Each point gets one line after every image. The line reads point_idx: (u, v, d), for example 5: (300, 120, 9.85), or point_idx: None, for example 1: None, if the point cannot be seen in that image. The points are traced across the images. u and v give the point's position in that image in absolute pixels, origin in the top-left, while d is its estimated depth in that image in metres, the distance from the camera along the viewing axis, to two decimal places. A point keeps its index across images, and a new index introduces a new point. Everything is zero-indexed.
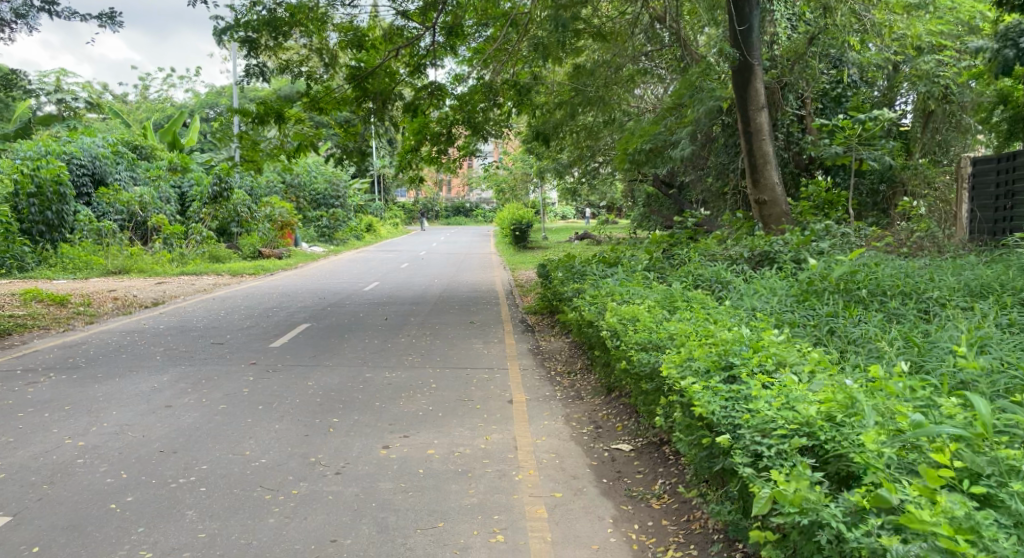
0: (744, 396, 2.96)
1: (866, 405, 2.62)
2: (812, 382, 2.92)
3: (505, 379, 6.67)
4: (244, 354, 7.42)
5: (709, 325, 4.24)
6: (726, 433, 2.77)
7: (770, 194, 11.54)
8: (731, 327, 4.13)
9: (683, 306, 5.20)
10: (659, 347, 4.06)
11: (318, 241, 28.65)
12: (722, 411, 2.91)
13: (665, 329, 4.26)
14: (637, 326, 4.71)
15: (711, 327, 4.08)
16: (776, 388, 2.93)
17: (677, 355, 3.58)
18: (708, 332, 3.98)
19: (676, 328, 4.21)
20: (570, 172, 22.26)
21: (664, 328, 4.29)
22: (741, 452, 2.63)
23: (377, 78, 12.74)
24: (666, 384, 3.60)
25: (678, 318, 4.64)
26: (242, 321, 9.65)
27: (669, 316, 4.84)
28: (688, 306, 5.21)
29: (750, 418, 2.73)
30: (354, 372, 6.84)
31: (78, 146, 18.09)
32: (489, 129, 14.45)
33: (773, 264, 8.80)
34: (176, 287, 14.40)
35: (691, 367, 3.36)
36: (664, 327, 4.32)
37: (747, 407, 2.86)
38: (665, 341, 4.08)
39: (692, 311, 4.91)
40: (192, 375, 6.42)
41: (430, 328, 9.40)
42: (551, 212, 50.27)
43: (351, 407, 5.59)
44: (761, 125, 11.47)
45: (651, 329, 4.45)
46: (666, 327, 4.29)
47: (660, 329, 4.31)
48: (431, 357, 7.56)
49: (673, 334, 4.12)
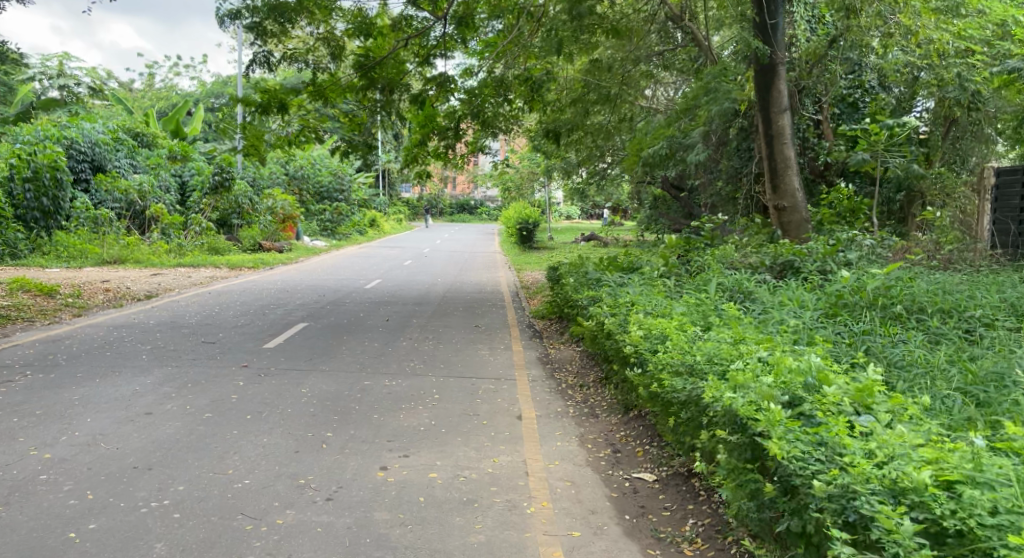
0: (822, 442, 2.48)
1: (990, 472, 2.14)
2: (903, 429, 2.45)
3: (513, 391, 6.24)
4: (236, 355, 6.98)
5: (756, 349, 3.77)
6: (805, 490, 2.29)
7: (790, 200, 11.08)
8: (777, 351, 3.69)
9: (717, 323, 4.75)
10: (700, 371, 3.60)
11: (320, 234, 28.23)
12: (798, 459, 2.42)
13: (706, 350, 3.80)
14: (668, 344, 4.26)
15: (756, 351, 3.63)
16: (864, 435, 2.45)
17: (725, 383, 3.11)
18: (758, 359, 3.52)
19: (721, 350, 3.75)
20: (578, 171, 21.86)
21: (707, 348, 3.82)
22: (832, 519, 2.15)
23: (386, 66, 12.43)
24: (711, 416, 3.14)
25: (716, 336, 4.18)
26: (236, 318, 9.21)
27: (704, 334, 4.38)
28: (721, 324, 4.76)
29: (838, 473, 2.26)
30: (352, 378, 6.41)
31: (78, 131, 17.74)
32: (499, 124, 14.09)
33: (797, 275, 8.35)
34: (172, 279, 14.00)
35: (745, 398, 2.89)
36: (703, 347, 3.87)
37: (832, 457, 2.37)
38: (709, 364, 3.62)
39: (728, 328, 4.46)
40: (178, 378, 5.98)
41: (433, 331, 9.00)
42: (557, 212, 49.91)
43: (346, 419, 5.16)
44: (782, 128, 11.01)
45: (688, 349, 3.98)
46: (708, 347, 3.83)
47: (700, 350, 3.85)
48: (434, 365, 7.13)
49: (719, 357, 3.66)
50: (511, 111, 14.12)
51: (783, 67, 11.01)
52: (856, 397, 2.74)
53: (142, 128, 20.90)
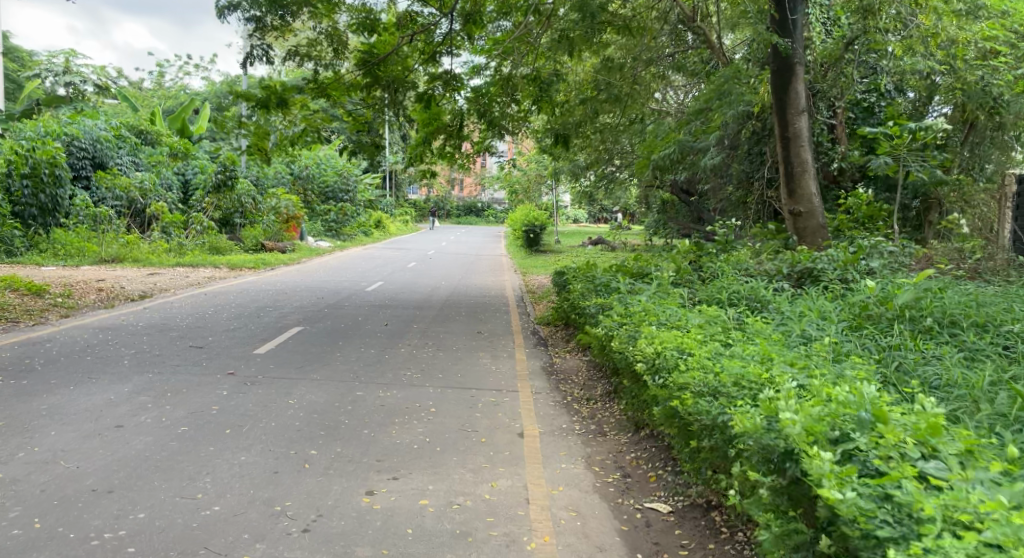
0: (886, 496, 2.14)
1: None
2: (985, 482, 2.11)
3: (516, 405, 5.84)
4: (223, 362, 6.61)
5: (789, 371, 3.39)
6: None
7: (807, 205, 10.66)
8: (811, 374, 3.29)
9: (741, 337, 4.36)
10: (725, 396, 3.21)
11: (324, 235, 27.91)
12: (867, 523, 2.07)
13: (733, 369, 3.43)
14: (687, 362, 3.87)
15: (787, 374, 3.24)
16: (941, 490, 2.09)
17: (758, 414, 2.72)
18: (793, 383, 3.15)
19: (749, 370, 3.37)
20: (586, 174, 21.47)
21: (733, 368, 3.45)
22: None
23: (390, 64, 12.10)
24: (742, 451, 2.75)
25: (742, 353, 3.80)
26: (229, 321, 8.84)
27: (727, 351, 4.00)
28: (745, 339, 4.37)
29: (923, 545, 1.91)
30: (344, 388, 6.02)
31: (79, 127, 17.52)
32: (506, 124, 13.71)
33: (817, 284, 7.92)
34: (169, 279, 13.66)
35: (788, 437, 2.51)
36: (728, 366, 3.49)
37: (909, 523, 2.02)
38: (736, 386, 3.25)
39: (753, 344, 4.07)
40: (157, 386, 5.61)
41: (434, 337, 8.62)
42: (564, 215, 49.48)
43: (334, 435, 4.77)
44: (800, 130, 10.59)
45: (711, 366, 3.61)
46: (734, 366, 3.46)
47: (725, 369, 3.47)
48: (432, 374, 6.72)
49: (747, 379, 3.28)
50: (519, 111, 13.74)
51: (801, 66, 10.57)
52: (920, 435, 2.37)
53: (145, 125, 20.60)
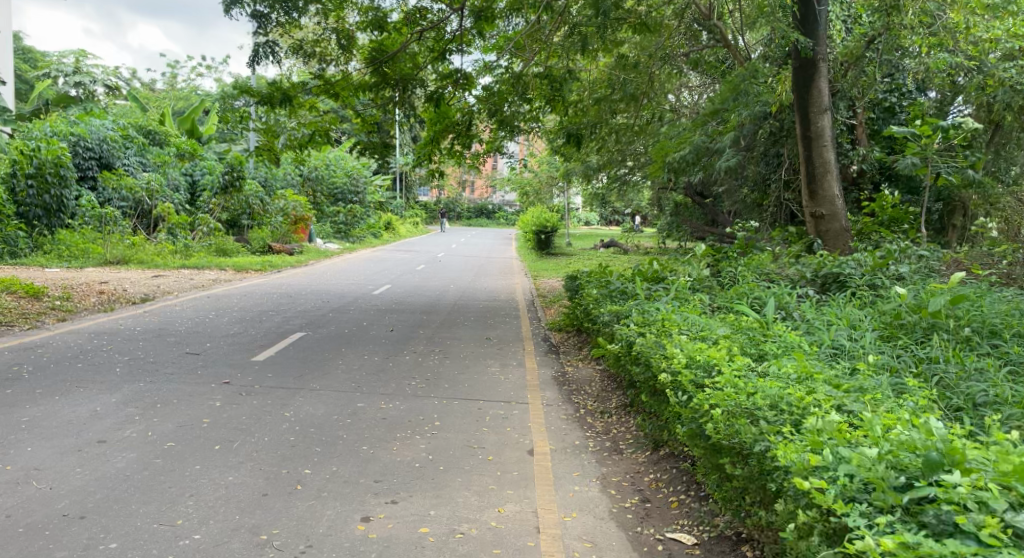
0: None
1: None
2: None
3: (526, 418, 5.51)
4: (219, 370, 6.30)
5: (835, 397, 3.10)
6: None
7: (829, 207, 10.27)
8: (857, 403, 2.97)
9: (775, 352, 4.04)
10: (763, 424, 2.91)
11: (333, 238, 27.67)
12: None
13: (771, 392, 3.16)
14: (716, 380, 3.54)
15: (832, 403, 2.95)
16: None
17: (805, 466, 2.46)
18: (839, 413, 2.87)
19: (792, 394, 3.09)
20: (598, 176, 21.09)
21: (772, 389, 3.18)
22: None
23: (399, 63, 11.72)
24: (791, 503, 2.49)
25: (779, 372, 3.51)
26: (230, 326, 8.56)
27: (762, 368, 3.70)
28: (779, 355, 4.05)
29: None
30: (344, 400, 5.70)
31: (86, 127, 17.42)
32: (516, 124, 13.36)
33: (843, 290, 7.53)
34: (173, 281, 13.42)
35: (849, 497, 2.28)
36: (766, 387, 3.22)
37: None
38: (775, 413, 2.98)
39: (787, 361, 3.73)
40: (147, 396, 5.30)
41: (440, 343, 8.29)
42: (575, 218, 49.06)
43: (330, 452, 4.46)
44: (822, 130, 10.21)
45: (746, 385, 3.33)
46: (772, 387, 3.18)
47: (761, 389, 3.20)
48: (437, 384, 6.38)
49: (789, 405, 3.01)
50: (530, 111, 13.42)
51: (825, 63, 10.18)
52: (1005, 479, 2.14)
53: (153, 126, 20.42)
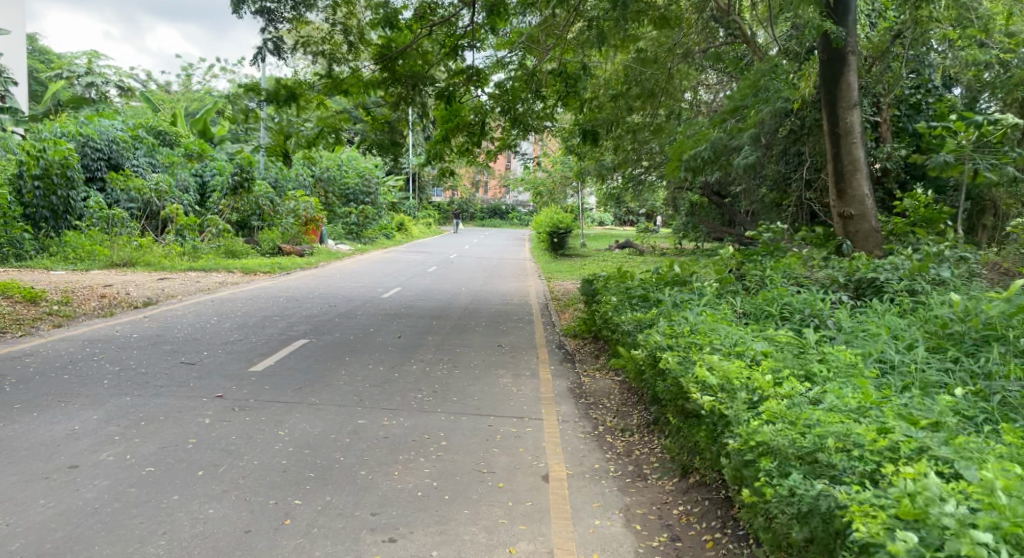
0: None
1: None
2: None
3: (540, 436, 5.10)
4: (213, 382, 5.91)
5: (913, 437, 2.67)
6: None
7: (858, 207, 9.76)
8: (944, 448, 2.56)
9: (824, 373, 3.62)
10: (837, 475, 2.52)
11: (345, 239, 27.34)
12: None
13: (834, 432, 2.75)
14: (761, 411, 3.13)
15: (919, 449, 2.56)
16: None
17: (905, 524, 2.12)
18: (931, 460, 2.49)
19: (861, 435, 2.68)
20: (613, 175, 20.61)
21: (836, 428, 2.76)
22: None
23: (409, 59, 11.27)
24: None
25: (838, 402, 3.09)
26: (231, 333, 8.19)
27: (815, 397, 3.28)
28: (829, 378, 3.62)
29: None
30: (345, 415, 5.28)
31: (95, 128, 17.24)
32: (530, 122, 12.92)
33: (880, 296, 7.03)
34: (178, 284, 13.11)
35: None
36: (826, 424, 2.81)
37: None
38: (843, 464, 2.58)
39: (839, 388, 3.29)
40: (132, 413, 4.92)
41: (450, 351, 7.87)
42: (589, 219, 48.53)
43: (326, 478, 4.07)
44: (851, 126, 9.69)
45: (802, 421, 2.92)
46: (835, 426, 2.76)
47: (822, 429, 2.79)
48: (445, 397, 5.96)
49: (861, 453, 2.59)
50: (545, 108, 12.98)
51: (854, 57, 9.67)
52: None
53: (164, 126, 20.20)
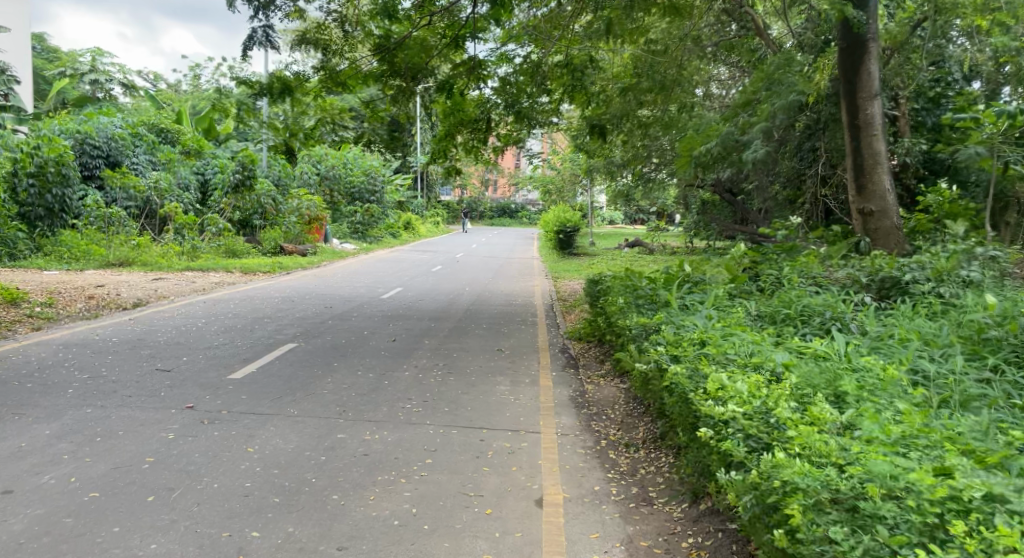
0: None
1: None
2: None
3: (536, 453, 4.64)
4: (186, 391, 5.49)
5: (983, 482, 2.19)
6: None
7: (879, 203, 9.20)
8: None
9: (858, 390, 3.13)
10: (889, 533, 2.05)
11: (350, 238, 26.95)
12: None
13: (881, 473, 2.28)
14: (790, 442, 2.66)
15: (992, 497, 2.10)
16: None
17: None
18: (1011, 521, 2.01)
19: (916, 480, 2.21)
20: (623, 172, 20.11)
21: (882, 468, 2.30)
22: None
23: (409, 50, 10.80)
24: None
25: (880, 433, 2.62)
26: (216, 337, 7.78)
27: (850, 422, 2.81)
28: (864, 398, 3.14)
29: None
30: (324, 429, 4.85)
31: (93, 125, 16.99)
32: (535, 116, 12.46)
33: (906, 297, 6.52)
34: (173, 284, 12.76)
35: None
36: (871, 463, 2.34)
37: None
38: (897, 516, 2.11)
39: (878, 415, 2.81)
40: (88, 428, 4.50)
41: (446, 357, 7.42)
42: (600, 217, 47.96)
43: (292, 504, 3.63)
44: (872, 117, 9.16)
45: (836, 456, 2.46)
46: (881, 464, 2.31)
47: (864, 467, 2.33)
48: (436, 408, 5.50)
49: (917, 503, 2.12)
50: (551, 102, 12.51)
51: (875, 44, 9.14)
52: None
53: (166, 124, 19.87)
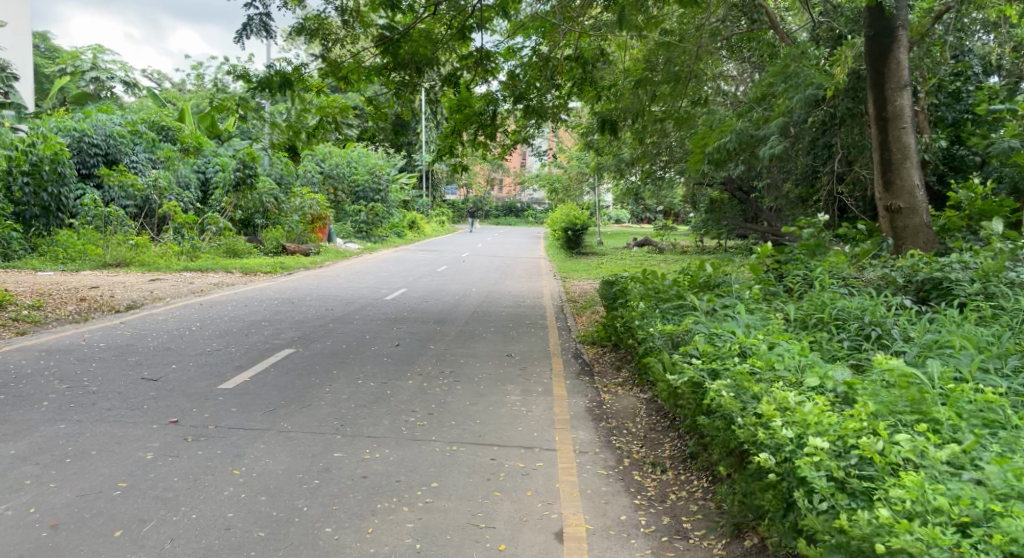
0: None
1: None
2: None
3: (556, 473, 4.20)
4: (171, 403, 5.07)
5: None
6: None
7: (908, 200, 8.60)
8: None
9: (944, 411, 2.68)
10: None
11: (354, 237, 26.53)
12: None
13: None
14: (891, 485, 2.25)
15: None
16: None
17: None
18: None
19: None
20: (632, 170, 19.63)
21: None
22: None
23: (413, 42, 10.33)
24: None
25: (1005, 479, 2.19)
26: (209, 342, 7.35)
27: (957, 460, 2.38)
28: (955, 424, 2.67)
29: None
30: (320, 447, 4.41)
31: (91, 123, 16.61)
32: (544, 111, 11.98)
33: (948, 300, 6.06)
34: (170, 285, 12.35)
35: None
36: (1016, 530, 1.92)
37: None
38: None
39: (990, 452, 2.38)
40: (58, 447, 4.08)
41: (452, 363, 6.98)
42: (606, 216, 47.43)
43: (281, 540, 3.21)
44: (901, 109, 8.56)
45: (962, 515, 2.04)
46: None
47: (1007, 535, 1.92)
48: (442, 422, 5.06)
49: None
50: (560, 97, 12.07)
51: (905, 31, 8.55)
52: None
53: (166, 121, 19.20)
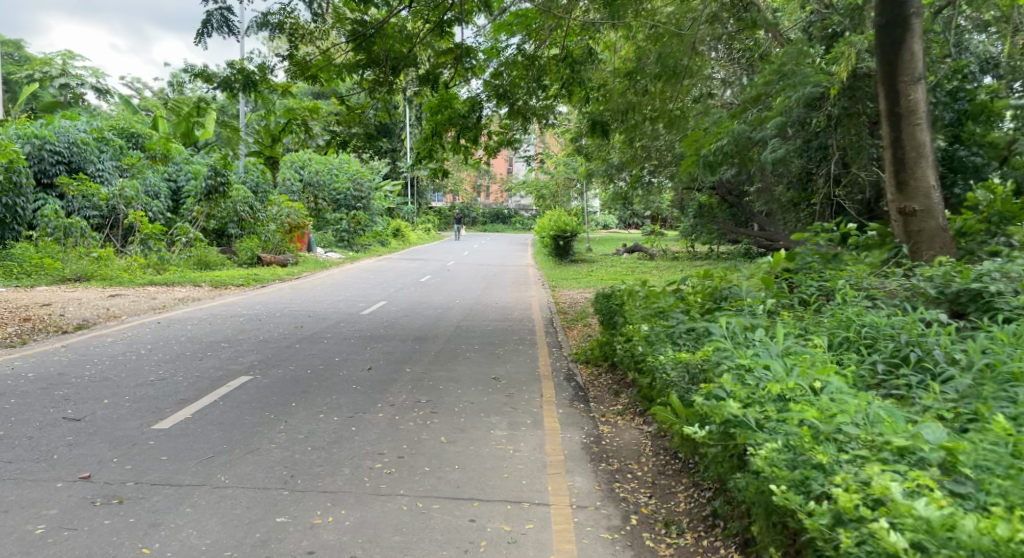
0: None
1: None
2: None
3: (554, 540, 3.44)
4: (88, 452, 4.24)
5: None
6: None
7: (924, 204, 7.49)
8: None
9: None
10: None
11: (335, 246, 25.70)
12: None
13: None
14: None
15: None
16: None
17: None
18: None
19: None
20: (622, 174, 18.94)
21: None
22: None
23: (388, 39, 9.49)
24: None
25: None
26: (156, 369, 6.51)
27: None
28: None
29: None
30: (260, 510, 3.60)
31: (53, 129, 15.66)
32: (529, 112, 11.23)
33: (989, 312, 5.35)
34: (130, 301, 11.48)
35: None
36: None
37: None
38: None
39: None
40: None
41: (430, 390, 6.18)
42: (595, 223, 46.76)
43: None
44: (916, 104, 7.36)
45: None
46: None
47: None
48: (411, 468, 4.27)
49: None
50: (547, 98, 11.32)
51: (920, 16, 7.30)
52: None
53: (133, 127, 18.36)
